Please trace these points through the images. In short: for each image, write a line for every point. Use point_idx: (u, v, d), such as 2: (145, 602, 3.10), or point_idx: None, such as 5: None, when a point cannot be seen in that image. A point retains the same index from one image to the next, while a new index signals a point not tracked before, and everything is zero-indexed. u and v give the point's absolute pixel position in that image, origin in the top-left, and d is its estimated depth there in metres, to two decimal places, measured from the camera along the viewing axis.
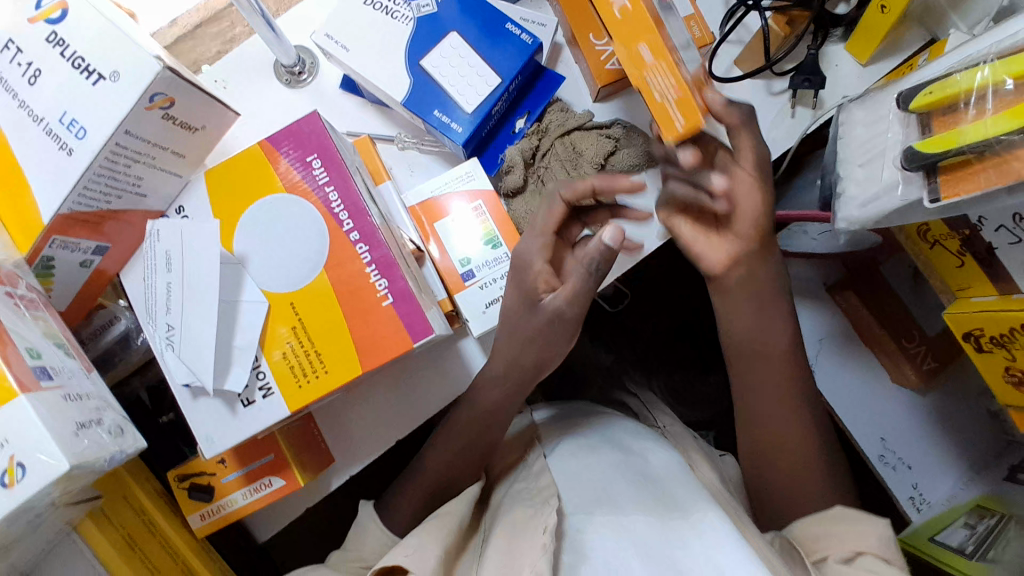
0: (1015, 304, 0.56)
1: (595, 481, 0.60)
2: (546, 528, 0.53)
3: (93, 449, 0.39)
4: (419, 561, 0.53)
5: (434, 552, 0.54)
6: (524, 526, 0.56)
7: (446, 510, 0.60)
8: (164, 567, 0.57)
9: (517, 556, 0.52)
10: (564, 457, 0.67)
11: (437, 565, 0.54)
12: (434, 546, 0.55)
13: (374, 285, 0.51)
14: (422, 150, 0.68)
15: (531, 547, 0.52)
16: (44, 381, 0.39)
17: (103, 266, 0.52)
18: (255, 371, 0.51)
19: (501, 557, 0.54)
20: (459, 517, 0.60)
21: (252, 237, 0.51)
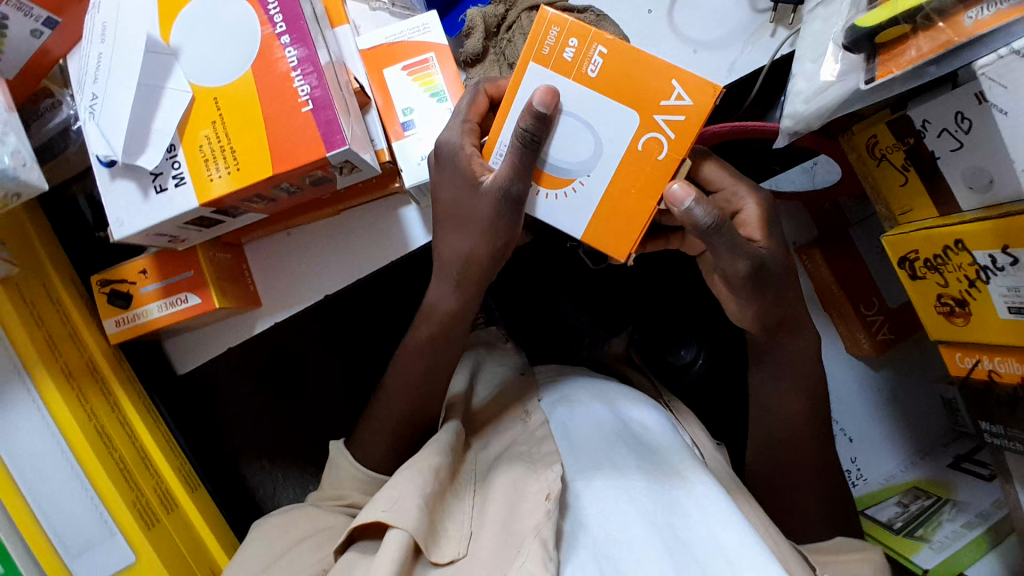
0: (951, 221, 0.55)
1: (595, 444, 0.59)
2: (548, 494, 0.52)
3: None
4: (400, 513, 0.52)
5: (413, 502, 0.53)
6: (524, 487, 0.55)
7: (421, 460, 0.58)
8: (68, 353, 0.61)
9: (518, 511, 0.53)
10: (560, 415, 0.66)
11: (419, 515, 0.52)
12: (412, 495, 0.53)
13: (296, 90, 0.51)
14: (392, 14, 0.67)
15: (531, 512, 0.51)
16: None
17: (51, 43, 0.54)
18: (170, 158, 0.52)
19: (501, 517, 0.54)
20: (440, 467, 0.58)
21: (188, 29, 0.52)
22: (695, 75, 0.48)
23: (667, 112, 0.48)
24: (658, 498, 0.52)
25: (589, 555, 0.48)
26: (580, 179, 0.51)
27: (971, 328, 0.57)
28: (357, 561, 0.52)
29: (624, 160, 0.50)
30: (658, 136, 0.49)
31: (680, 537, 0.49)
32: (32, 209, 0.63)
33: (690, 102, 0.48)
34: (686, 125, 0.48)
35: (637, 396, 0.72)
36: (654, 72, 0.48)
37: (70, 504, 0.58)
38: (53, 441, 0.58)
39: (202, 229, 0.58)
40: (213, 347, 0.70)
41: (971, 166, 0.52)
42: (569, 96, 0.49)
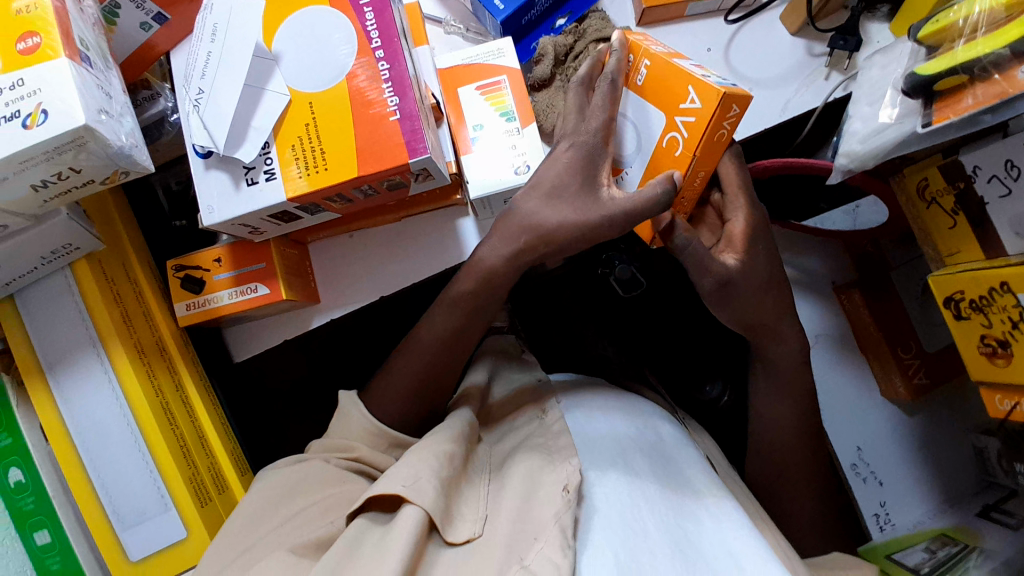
0: (999, 263, 0.56)
1: (607, 445, 0.63)
2: (565, 485, 0.57)
3: (106, 129, 0.48)
4: (417, 491, 0.54)
5: (431, 483, 0.55)
6: (540, 477, 0.59)
7: (433, 445, 0.59)
8: (139, 329, 0.64)
9: (535, 500, 0.57)
10: (575, 416, 0.69)
11: (435, 496, 0.55)
12: (429, 477, 0.55)
13: (385, 101, 0.55)
14: (465, 38, 0.73)
15: (550, 500, 0.56)
16: (85, 66, 0.48)
17: (156, 38, 0.59)
18: (264, 154, 0.56)
19: (516, 505, 0.57)
20: (454, 454, 0.60)
21: (290, 38, 0.57)
22: (710, 83, 0.53)
23: (684, 113, 0.55)
24: (668, 501, 0.58)
25: (602, 536, 0.53)
26: (627, 168, 0.61)
27: (1011, 370, 0.59)
28: (368, 529, 0.54)
29: (653, 155, 0.59)
30: (676, 135, 0.56)
31: (690, 539, 0.55)
32: (117, 193, 0.67)
33: (700, 105, 0.53)
34: (696, 124, 0.54)
35: (655, 412, 0.75)
36: (677, 79, 0.55)
37: (128, 473, 0.61)
38: (118, 411, 0.61)
39: (281, 223, 0.62)
40: (270, 339, 0.73)
41: (1017, 213, 0.55)
42: (632, 103, 0.60)
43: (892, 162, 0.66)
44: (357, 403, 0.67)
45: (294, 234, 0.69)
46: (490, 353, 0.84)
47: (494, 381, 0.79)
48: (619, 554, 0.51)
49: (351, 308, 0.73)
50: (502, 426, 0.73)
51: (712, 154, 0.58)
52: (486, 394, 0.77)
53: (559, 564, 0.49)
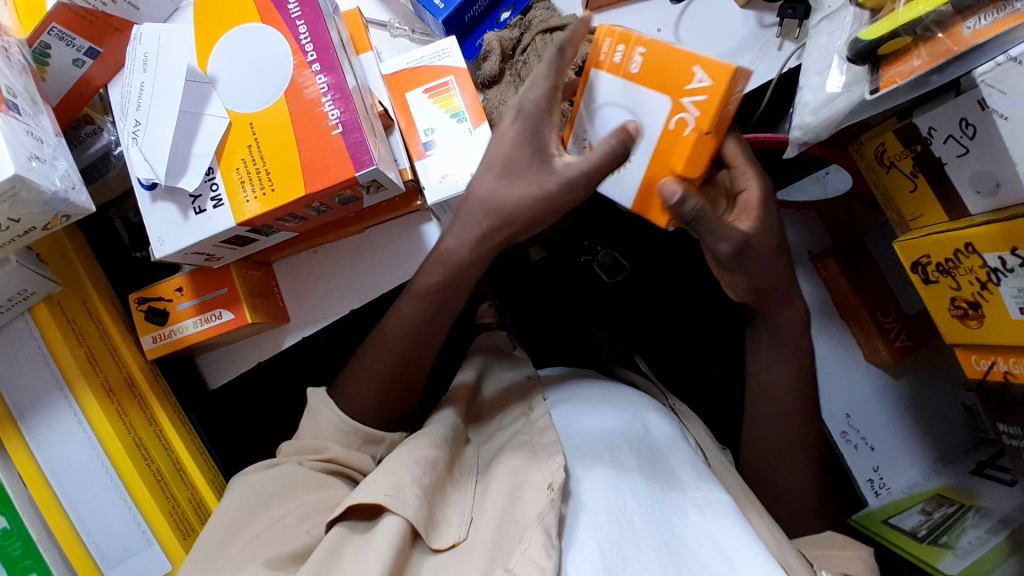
0: (962, 225, 0.56)
1: (597, 439, 0.63)
2: (550, 484, 0.55)
3: (39, 175, 0.47)
4: (400, 501, 0.54)
5: (414, 492, 0.55)
6: (525, 471, 0.58)
7: (417, 450, 0.59)
8: (106, 367, 0.64)
9: (520, 500, 0.56)
10: (562, 412, 0.69)
11: (418, 505, 0.54)
12: (412, 486, 0.55)
13: (326, 115, 0.54)
14: (412, 40, 0.71)
15: (534, 500, 0.55)
16: (11, 112, 0.47)
17: (92, 73, 0.58)
18: (209, 180, 0.55)
19: (501, 500, 0.57)
20: (437, 459, 0.59)
21: (225, 60, 0.56)
22: (718, 59, 0.49)
23: (692, 94, 0.50)
24: (654, 493, 0.57)
25: (591, 536, 0.52)
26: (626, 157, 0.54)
27: (984, 330, 0.58)
28: (347, 540, 0.53)
29: (659, 142, 0.53)
30: (685, 116, 0.51)
31: (679, 535, 0.54)
32: (72, 232, 0.66)
33: (711, 83, 0.50)
34: (708, 104, 0.50)
35: (638, 397, 0.75)
36: (677, 61, 0.50)
37: (109, 513, 0.61)
38: (93, 454, 0.61)
39: (236, 247, 0.61)
40: (240, 364, 0.72)
41: (977, 170, 0.54)
42: (619, 89, 0.53)
43: (850, 130, 0.65)
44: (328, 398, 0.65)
45: (256, 255, 0.68)
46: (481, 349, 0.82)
47: (483, 380, 0.78)
48: (605, 550, 0.50)
49: (322, 325, 0.72)
50: (490, 426, 0.72)
51: (718, 132, 0.53)
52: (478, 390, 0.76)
53: (544, 566, 0.48)
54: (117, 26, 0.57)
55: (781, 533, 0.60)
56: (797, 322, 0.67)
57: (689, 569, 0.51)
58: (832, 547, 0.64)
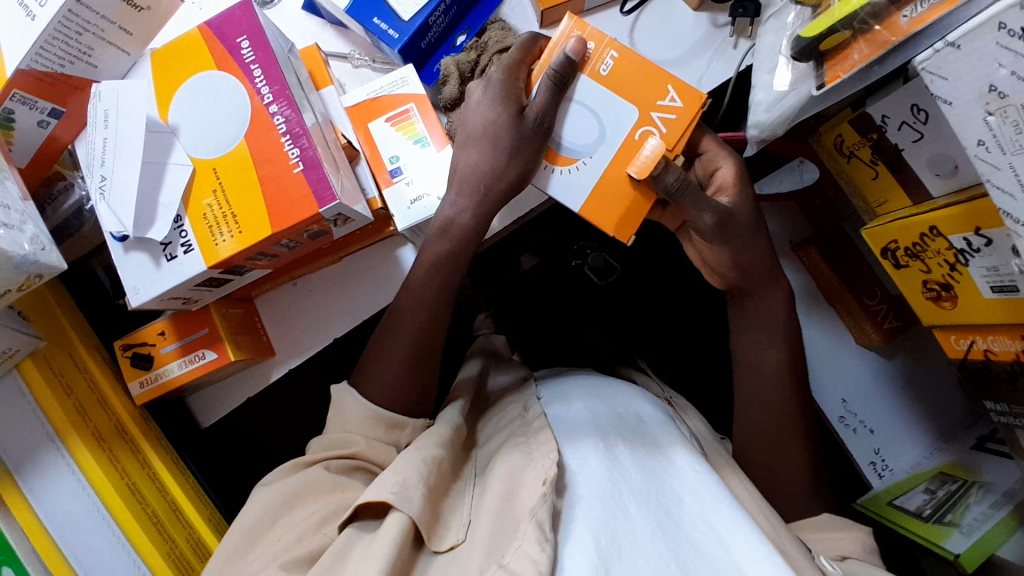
0: (925, 208, 0.56)
1: (590, 429, 0.63)
2: (544, 480, 0.55)
3: (6, 243, 0.49)
4: (405, 500, 0.54)
5: (419, 492, 0.55)
6: (519, 469, 0.58)
7: (423, 449, 0.60)
8: (96, 416, 0.65)
9: (516, 497, 0.55)
10: (556, 411, 0.69)
11: (422, 504, 0.55)
12: (417, 485, 0.55)
13: (287, 154, 0.55)
14: (374, 69, 0.72)
15: (529, 496, 0.54)
16: None
17: (58, 130, 0.60)
18: (178, 228, 0.56)
19: (500, 491, 0.56)
20: (442, 459, 0.60)
21: (185, 110, 0.57)
22: (689, 87, 0.59)
23: (663, 109, 0.59)
24: (648, 478, 0.57)
25: (586, 528, 0.50)
26: (583, 159, 0.61)
27: (959, 311, 0.59)
28: (358, 538, 0.54)
29: (623, 146, 0.60)
30: (651, 129, 0.59)
31: (675, 519, 0.53)
32: (53, 285, 0.67)
33: (681, 104, 0.59)
34: (676, 121, 0.59)
35: (634, 392, 0.75)
36: (654, 76, 0.59)
37: (108, 559, 0.61)
38: (88, 500, 0.62)
39: (214, 288, 0.62)
40: (231, 400, 0.73)
41: (934, 154, 0.54)
42: (581, 86, 0.59)
43: (807, 124, 0.66)
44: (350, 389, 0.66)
45: (235, 293, 0.69)
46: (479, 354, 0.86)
47: (478, 396, 0.79)
48: (600, 540, 0.49)
49: (308, 354, 0.73)
50: (483, 432, 0.72)
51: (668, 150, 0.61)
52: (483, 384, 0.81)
53: (538, 560, 0.48)
54: (77, 85, 0.59)
55: (779, 522, 0.58)
56: (756, 324, 0.69)
57: (689, 557, 0.49)
58: (833, 529, 0.64)
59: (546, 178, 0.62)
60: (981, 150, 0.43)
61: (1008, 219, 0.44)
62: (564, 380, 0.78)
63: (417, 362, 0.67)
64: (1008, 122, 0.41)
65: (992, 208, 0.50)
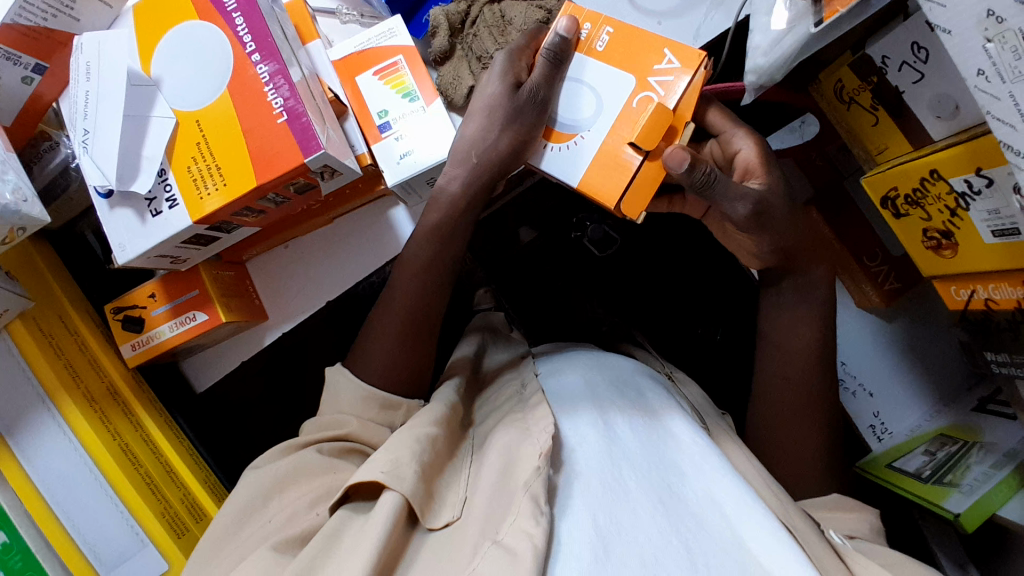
0: (926, 153, 0.55)
1: (586, 403, 0.61)
2: (540, 457, 0.53)
3: None
4: (396, 478, 0.53)
5: (411, 469, 0.54)
6: (514, 448, 0.56)
7: (415, 427, 0.59)
8: (88, 378, 0.65)
9: (513, 472, 0.54)
10: (554, 387, 0.67)
11: (415, 482, 0.54)
12: (411, 462, 0.55)
13: (270, 104, 0.54)
14: (362, 24, 0.70)
15: (523, 469, 0.53)
16: None
17: (41, 88, 0.59)
18: (162, 181, 0.56)
19: (493, 480, 0.54)
20: (436, 437, 0.59)
21: (166, 60, 0.56)
22: (688, 46, 0.55)
23: (661, 73, 0.55)
24: (648, 449, 0.56)
25: (583, 506, 0.50)
26: (582, 133, 0.57)
27: (959, 259, 0.57)
28: (349, 520, 0.53)
29: (621, 114, 0.56)
30: (650, 94, 0.56)
31: (676, 493, 0.52)
32: (41, 241, 0.67)
33: (680, 65, 0.55)
34: (675, 82, 0.55)
35: (633, 364, 0.74)
36: (647, 43, 0.56)
37: (101, 518, 0.62)
38: (81, 460, 0.62)
39: (201, 246, 0.61)
40: (226, 363, 0.73)
41: (935, 95, 0.53)
42: (574, 64, 0.58)
43: (805, 71, 0.64)
44: (344, 370, 0.66)
45: (224, 255, 0.68)
46: (475, 330, 0.85)
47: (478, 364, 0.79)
48: (599, 519, 0.48)
49: (299, 320, 0.72)
50: (481, 410, 0.71)
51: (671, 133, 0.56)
52: (478, 355, 0.80)
53: (533, 534, 0.47)
54: (60, 39, 0.57)
55: (787, 497, 0.57)
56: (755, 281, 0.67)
57: (689, 529, 0.48)
58: (838, 510, 0.63)
59: (540, 155, 0.59)
60: (981, 80, 0.42)
61: (1011, 151, 0.43)
62: (565, 355, 0.75)
63: (414, 327, 0.66)
64: (1006, 47, 0.40)
65: (994, 145, 0.49)
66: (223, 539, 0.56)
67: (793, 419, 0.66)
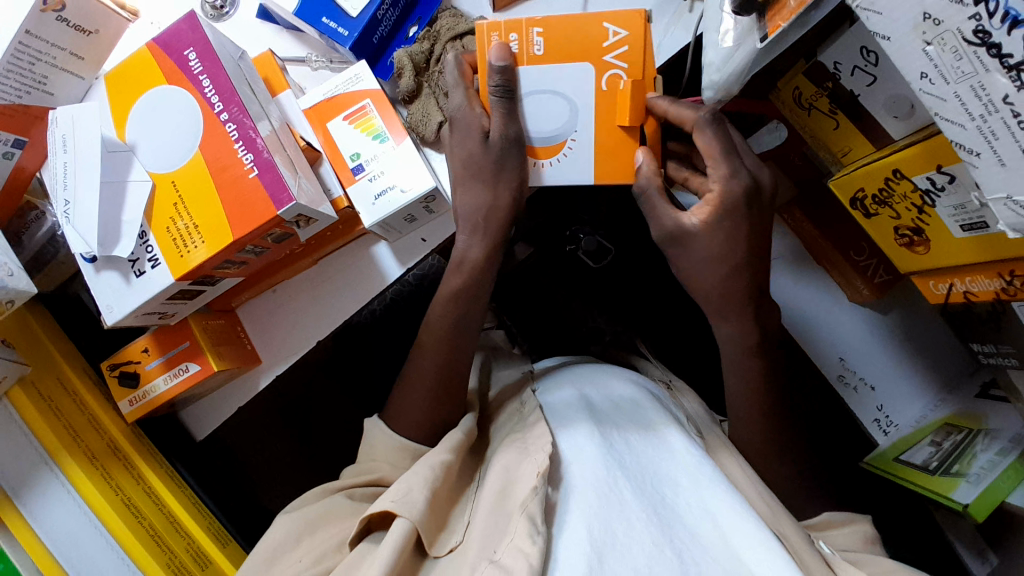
0: (886, 152, 0.56)
1: (582, 414, 0.61)
2: (538, 474, 0.53)
3: None
4: (406, 504, 0.52)
5: (421, 494, 0.54)
6: (515, 467, 0.56)
7: (432, 457, 0.59)
8: (88, 437, 0.67)
9: (511, 493, 0.53)
10: (553, 400, 0.67)
11: (425, 508, 0.53)
12: (420, 488, 0.54)
13: (240, 160, 0.56)
14: (332, 70, 0.72)
15: (521, 488, 0.52)
16: None
17: (23, 161, 0.60)
18: (143, 242, 0.57)
19: (492, 502, 0.54)
20: (450, 464, 0.59)
21: (139, 127, 0.58)
22: (622, 11, 0.57)
23: (614, 49, 0.58)
24: (640, 463, 0.55)
25: (579, 520, 0.49)
26: (571, 138, 0.60)
27: (932, 255, 0.58)
28: (370, 550, 0.53)
29: (598, 100, 0.59)
30: (615, 71, 0.58)
31: (669, 505, 0.51)
32: (36, 309, 0.69)
33: (626, 32, 0.57)
34: (631, 50, 0.58)
35: (626, 377, 0.74)
36: (586, 25, 0.57)
37: (105, 571, 0.63)
38: (84, 517, 0.63)
39: (188, 300, 0.63)
40: (223, 411, 0.74)
41: (890, 95, 0.54)
42: (526, 80, 0.59)
43: (765, 80, 0.66)
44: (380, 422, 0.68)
45: (214, 304, 0.70)
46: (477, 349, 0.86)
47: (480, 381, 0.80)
48: (593, 529, 0.47)
49: (292, 361, 0.73)
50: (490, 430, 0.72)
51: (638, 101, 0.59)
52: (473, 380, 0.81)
53: (529, 553, 0.46)
54: (37, 114, 0.60)
55: (780, 507, 0.56)
56: None
57: (682, 541, 0.48)
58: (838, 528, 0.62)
59: (537, 176, 0.63)
60: (926, 83, 0.43)
61: (963, 149, 0.44)
62: (565, 371, 0.76)
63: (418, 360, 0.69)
64: (947, 49, 0.41)
65: (948, 144, 0.49)
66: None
67: (768, 422, 0.64)
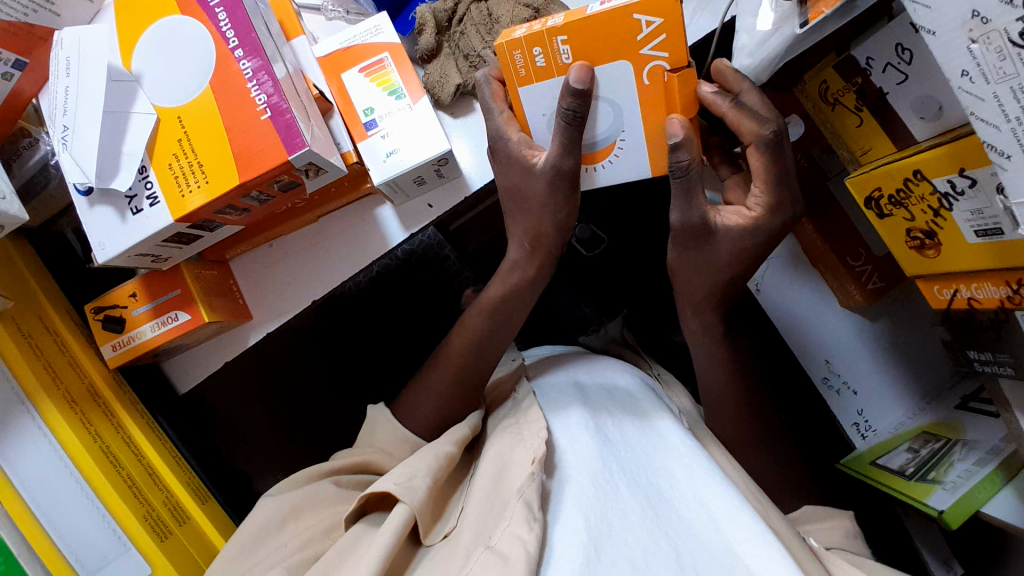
0: (910, 152, 0.55)
1: (575, 403, 0.61)
2: (532, 459, 0.53)
3: None
4: (408, 489, 0.51)
5: (424, 482, 0.52)
6: (509, 453, 0.55)
7: (435, 447, 0.58)
8: (68, 379, 0.64)
9: (505, 478, 0.53)
10: (546, 390, 0.66)
11: (426, 498, 0.52)
12: (422, 476, 0.53)
13: (253, 100, 0.53)
14: (347, 22, 0.70)
15: (517, 474, 0.52)
16: None
17: (22, 84, 0.57)
18: (142, 178, 0.55)
19: (486, 487, 0.52)
20: (453, 456, 0.58)
21: (148, 56, 0.55)
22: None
23: (650, 40, 0.48)
24: (631, 454, 0.55)
25: (576, 507, 0.48)
26: (620, 140, 0.55)
27: (942, 259, 0.58)
28: (364, 534, 0.51)
29: (642, 98, 0.52)
30: (659, 62, 0.49)
31: (664, 498, 0.50)
32: (20, 244, 0.66)
33: (660, 19, 0.47)
34: (672, 34, 0.48)
35: (621, 365, 0.73)
36: (614, 20, 0.48)
37: (82, 523, 0.60)
38: (59, 463, 0.61)
39: (183, 245, 0.61)
40: (208, 366, 0.72)
41: (920, 95, 0.54)
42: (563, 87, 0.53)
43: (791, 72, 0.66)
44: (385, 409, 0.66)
45: (207, 254, 0.68)
46: None
47: None
48: (591, 518, 0.47)
49: (284, 318, 0.71)
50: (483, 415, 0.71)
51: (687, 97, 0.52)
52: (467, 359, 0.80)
53: (526, 539, 0.45)
54: (41, 35, 0.56)
55: (767, 500, 0.56)
56: None
57: (677, 532, 0.47)
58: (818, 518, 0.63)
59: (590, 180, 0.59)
60: (965, 81, 0.42)
61: (994, 151, 0.43)
62: (558, 359, 0.75)
63: None
64: (992, 48, 0.40)
65: (976, 147, 0.49)
66: (237, 561, 0.55)
67: None
